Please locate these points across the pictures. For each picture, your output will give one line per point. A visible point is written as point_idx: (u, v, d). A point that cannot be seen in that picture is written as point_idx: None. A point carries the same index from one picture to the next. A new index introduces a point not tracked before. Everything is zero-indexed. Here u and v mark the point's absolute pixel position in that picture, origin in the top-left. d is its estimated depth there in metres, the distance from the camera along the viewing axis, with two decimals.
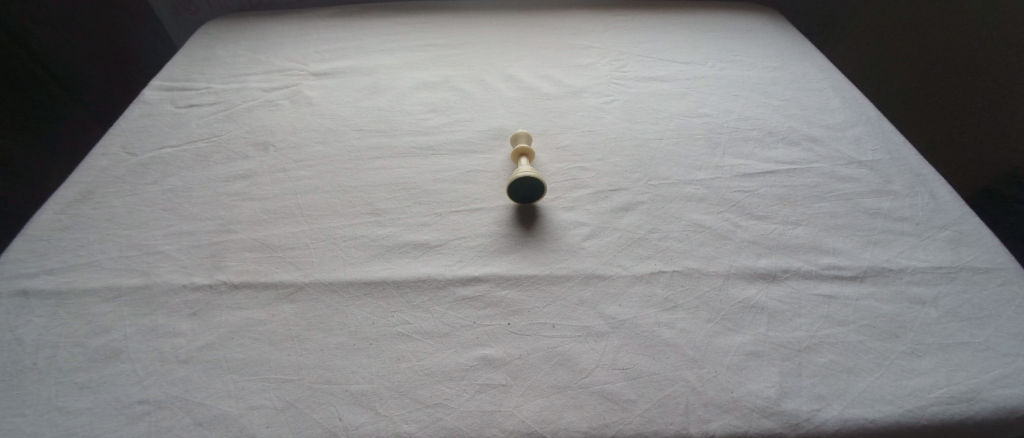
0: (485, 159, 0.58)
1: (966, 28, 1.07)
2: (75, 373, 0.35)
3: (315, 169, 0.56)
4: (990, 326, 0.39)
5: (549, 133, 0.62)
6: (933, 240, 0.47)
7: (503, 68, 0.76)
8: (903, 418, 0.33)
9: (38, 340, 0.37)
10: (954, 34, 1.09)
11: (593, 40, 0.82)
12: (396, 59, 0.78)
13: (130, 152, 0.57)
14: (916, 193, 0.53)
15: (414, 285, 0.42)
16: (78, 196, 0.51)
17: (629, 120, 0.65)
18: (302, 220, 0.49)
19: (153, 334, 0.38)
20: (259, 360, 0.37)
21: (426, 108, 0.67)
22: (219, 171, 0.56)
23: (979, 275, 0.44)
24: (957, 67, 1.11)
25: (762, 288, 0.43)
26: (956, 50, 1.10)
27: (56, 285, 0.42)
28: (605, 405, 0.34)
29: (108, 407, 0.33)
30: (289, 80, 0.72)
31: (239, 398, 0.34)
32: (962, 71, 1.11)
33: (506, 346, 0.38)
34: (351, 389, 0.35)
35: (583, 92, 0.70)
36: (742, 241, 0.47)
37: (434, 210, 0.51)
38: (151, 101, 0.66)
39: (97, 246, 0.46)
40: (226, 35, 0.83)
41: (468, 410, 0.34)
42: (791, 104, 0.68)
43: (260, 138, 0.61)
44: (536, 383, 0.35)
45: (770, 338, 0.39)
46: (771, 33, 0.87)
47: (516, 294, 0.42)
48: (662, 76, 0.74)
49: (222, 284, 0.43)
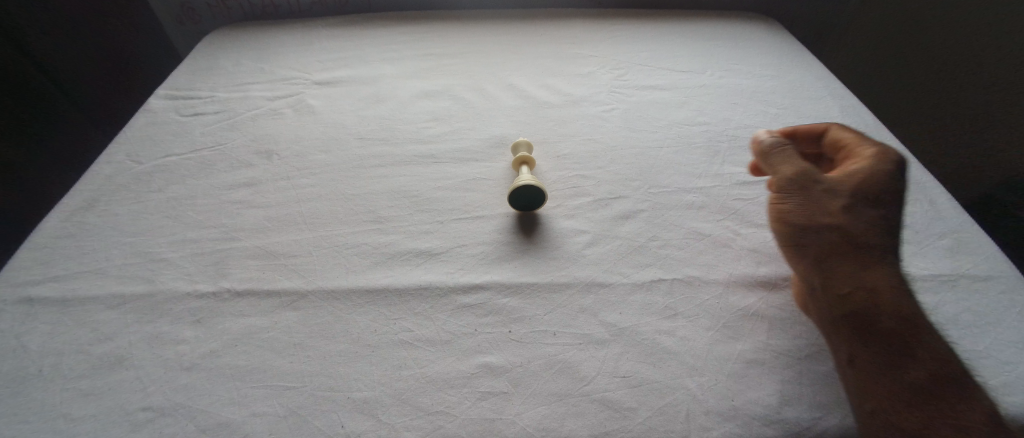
0: (486, 167, 0.59)
1: (958, 28, 1.06)
2: (78, 380, 0.36)
3: (318, 177, 0.57)
4: (990, 335, 0.40)
5: (550, 142, 0.63)
6: (931, 248, 0.48)
7: (502, 77, 0.77)
8: None
9: (43, 347, 0.38)
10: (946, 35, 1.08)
11: (592, 49, 0.83)
12: (396, 68, 0.78)
13: (134, 160, 0.58)
14: (915, 201, 0.54)
15: (415, 293, 0.43)
16: (83, 204, 0.51)
17: (628, 129, 0.65)
18: (305, 227, 0.50)
19: (156, 342, 0.39)
20: (263, 367, 0.37)
21: (427, 116, 0.67)
22: (222, 179, 0.56)
23: (977, 283, 0.44)
24: (967, 64, 1.07)
25: (762, 296, 0.43)
26: (966, 46, 1.07)
27: (61, 293, 0.42)
28: (606, 412, 0.34)
29: (112, 414, 0.34)
30: (291, 89, 0.72)
31: (242, 405, 0.35)
32: (972, 68, 1.07)
33: (506, 353, 0.38)
34: (354, 396, 0.35)
35: (583, 101, 0.71)
36: (742, 249, 0.48)
37: (436, 218, 0.51)
38: (156, 110, 0.67)
39: (102, 254, 0.46)
40: (230, 44, 0.84)
41: (471, 417, 0.34)
42: (789, 112, 0.69)
43: (263, 146, 0.61)
44: (536, 391, 0.36)
45: (770, 345, 0.39)
46: (769, 41, 0.87)
47: (518, 301, 0.42)
48: (661, 85, 0.74)
49: (225, 291, 0.43)
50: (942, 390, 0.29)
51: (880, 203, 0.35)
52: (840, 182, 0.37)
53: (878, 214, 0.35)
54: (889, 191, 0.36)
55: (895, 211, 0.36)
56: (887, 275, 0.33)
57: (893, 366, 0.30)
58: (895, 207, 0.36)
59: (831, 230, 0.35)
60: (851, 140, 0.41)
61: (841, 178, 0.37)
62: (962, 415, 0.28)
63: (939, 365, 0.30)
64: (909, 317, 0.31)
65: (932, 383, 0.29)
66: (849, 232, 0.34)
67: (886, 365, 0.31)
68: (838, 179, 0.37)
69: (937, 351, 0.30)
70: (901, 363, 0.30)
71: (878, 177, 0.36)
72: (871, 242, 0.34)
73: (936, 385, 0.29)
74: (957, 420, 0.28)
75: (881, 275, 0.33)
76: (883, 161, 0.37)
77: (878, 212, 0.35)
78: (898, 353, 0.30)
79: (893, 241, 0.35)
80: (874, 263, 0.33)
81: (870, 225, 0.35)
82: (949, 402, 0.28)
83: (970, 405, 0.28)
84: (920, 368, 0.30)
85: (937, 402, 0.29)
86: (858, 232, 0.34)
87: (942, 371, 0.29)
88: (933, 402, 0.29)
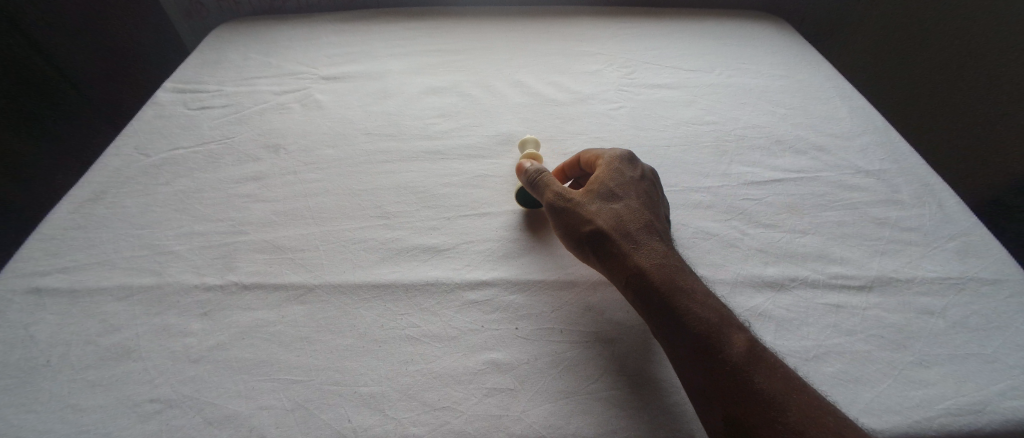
0: (492, 164, 0.59)
1: (958, 30, 1.06)
2: (86, 371, 0.36)
3: (325, 172, 0.57)
4: (997, 338, 0.40)
5: (556, 139, 0.63)
6: (940, 251, 0.48)
7: (509, 74, 0.76)
8: (910, 428, 0.34)
9: (51, 337, 0.38)
10: (948, 36, 1.08)
11: (600, 47, 0.83)
12: (404, 64, 0.78)
13: (142, 153, 0.58)
14: (923, 203, 0.53)
15: (422, 288, 0.43)
16: (91, 196, 0.51)
17: (635, 127, 0.65)
18: (312, 222, 0.50)
19: (164, 334, 0.39)
20: (270, 361, 0.37)
21: (435, 112, 0.67)
22: (230, 173, 0.56)
23: (986, 286, 0.44)
24: (978, 63, 1.06)
25: (770, 297, 0.43)
26: (976, 44, 1.05)
27: (69, 284, 0.42)
28: (612, 411, 0.35)
29: (120, 405, 0.34)
30: (299, 84, 0.72)
31: (250, 398, 0.35)
32: (982, 66, 1.05)
33: (512, 350, 0.38)
34: (360, 391, 0.35)
35: (590, 98, 0.70)
36: (750, 249, 0.48)
37: (442, 214, 0.51)
38: (164, 103, 0.67)
39: (109, 246, 0.46)
40: (237, 38, 0.84)
41: (477, 413, 0.34)
42: (798, 112, 0.68)
43: (271, 141, 0.61)
44: (542, 388, 0.36)
45: (776, 346, 0.39)
46: (777, 41, 0.87)
47: (525, 299, 0.42)
48: (669, 83, 0.74)
49: (233, 284, 0.43)
50: (710, 340, 0.35)
51: (619, 200, 0.44)
52: (588, 194, 0.45)
53: (623, 209, 0.44)
54: (624, 189, 0.46)
55: (635, 201, 0.45)
56: (641, 258, 0.40)
57: (668, 337, 0.36)
58: (635, 198, 0.45)
59: (594, 237, 0.42)
60: (596, 153, 0.51)
61: (588, 191, 0.45)
62: (727, 356, 0.34)
63: (703, 319, 0.36)
64: (668, 288, 0.38)
65: (701, 338, 0.35)
66: (604, 234, 0.42)
67: (666, 336, 0.37)
68: (585, 194, 0.45)
69: (694, 308, 0.36)
70: (674, 331, 0.36)
71: (611, 182, 0.46)
72: (623, 233, 0.42)
73: (703, 339, 0.35)
74: (724, 364, 0.34)
75: (638, 259, 0.40)
76: (614, 167, 0.47)
77: (619, 208, 0.44)
78: (671, 322, 0.36)
79: (642, 225, 0.43)
80: (629, 252, 0.40)
81: (618, 221, 0.43)
82: (717, 350, 0.35)
83: (728, 345, 0.35)
84: (690, 329, 0.36)
85: (710, 355, 0.35)
86: (611, 231, 0.42)
87: (704, 324, 0.36)
88: (705, 357, 0.35)
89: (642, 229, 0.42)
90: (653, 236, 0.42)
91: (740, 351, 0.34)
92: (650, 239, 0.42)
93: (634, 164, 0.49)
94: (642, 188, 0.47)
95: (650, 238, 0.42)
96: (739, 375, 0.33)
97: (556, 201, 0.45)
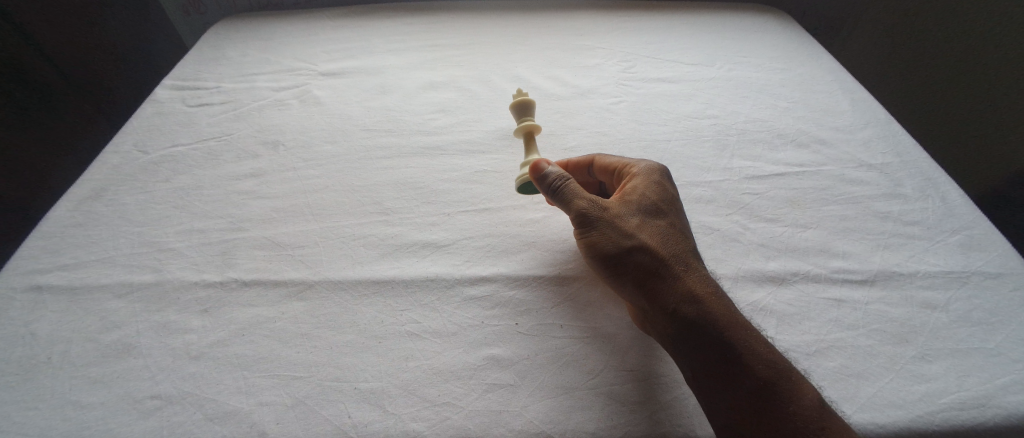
0: (490, 159, 0.58)
1: (959, 29, 1.05)
2: (88, 368, 0.36)
3: (324, 168, 0.56)
4: (1001, 332, 0.40)
5: (556, 134, 0.62)
6: (944, 245, 0.47)
7: (508, 68, 0.76)
8: (913, 423, 0.34)
9: (52, 334, 0.38)
10: (949, 35, 1.07)
11: (599, 41, 0.82)
12: (402, 59, 0.77)
13: (140, 150, 0.58)
14: (926, 197, 0.53)
15: (422, 284, 0.43)
16: (90, 194, 0.51)
17: (636, 122, 0.64)
18: (312, 219, 0.50)
19: (164, 331, 0.39)
20: (270, 357, 0.37)
21: (433, 108, 0.67)
22: (229, 169, 0.56)
23: (990, 280, 0.44)
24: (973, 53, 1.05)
25: (771, 291, 0.43)
26: (970, 32, 1.05)
27: (69, 281, 0.42)
28: (613, 405, 0.35)
29: (121, 401, 0.34)
30: (297, 80, 0.72)
31: (249, 394, 0.35)
32: (978, 57, 1.05)
33: (513, 346, 0.38)
34: (360, 387, 0.35)
35: (590, 93, 0.70)
36: (750, 244, 0.47)
37: (441, 210, 0.51)
38: (162, 101, 0.66)
39: (109, 243, 0.46)
40: (234, 35, 0.83)
41: (477, 409, 0.34)
42: (800, 106, 0.68)
43: (268, 137, 0.61)
44: (543, 384, 0.36)
45: (778, 341, 0.39)
46: (779, 34, 0.86)
47: (525, 294, 0.42)
48: (669, 77, 0.73)
49: (233, 281, 0.43)
50: (779, 387, 0.33)
51: (662, 216, 0.41)
52: (626, 205, 0.41)
53: (667, 227, 0.41)
54: (665, 205, 0.42)
55: (677, 220, 0.42)
56: (695, 284, 0.37)
57: (730, 378, 0.33)
58: (677, 217, 0.42)
59: (637, 255, 0.38)
60: (626, 160, 0.47)
61: (626, 202, 0.42)
62: (798, 407, 0.32)
63: (767, 362, 0.34)
64: (726, 321, 0.35)
65: (768, 383, 0.33)
66: (650, 252, 0.38)
67: (726, 375, 0.33)
68: (622, 204, 0.41)
69: (756, 348, 0.34)
70: (737, 373, 0.33)
71: (652, 194, 0.42)
72: (671, 255, 0.39)
73: (770, 383, 0.33)
74: (795, 417, 0.32)
75: (691, 285, 0.37)
76: (653, 178, 0.44)
77: (663, 225, 0.41)
78: (733, 362, 0.34)
79: (688, 248, 0.40)
80: (681, 276, 0.37)
81: (665, 240, 0.39)
82: (787, 400, 0.32)
83: (797, 394, 0.32)
84: (756, 372, 0.33)
85: (778, 404, 0.32)
86: (659, 250, 0.39)
87: (769, 367, 0.33)
88: (774, 405, 0.32)
89: (689, 253, 0.40)
90: (699, 262, 0.40)
91: (811, 401, 0.32)
92: (698, 265, 0.39)
93: (670, 179, 0.46)
94: (681, 206, 0.44)
95: (697, 264, 0.39)
96: (816, 430, 0.31)
97: (588, 207, 0.40)
